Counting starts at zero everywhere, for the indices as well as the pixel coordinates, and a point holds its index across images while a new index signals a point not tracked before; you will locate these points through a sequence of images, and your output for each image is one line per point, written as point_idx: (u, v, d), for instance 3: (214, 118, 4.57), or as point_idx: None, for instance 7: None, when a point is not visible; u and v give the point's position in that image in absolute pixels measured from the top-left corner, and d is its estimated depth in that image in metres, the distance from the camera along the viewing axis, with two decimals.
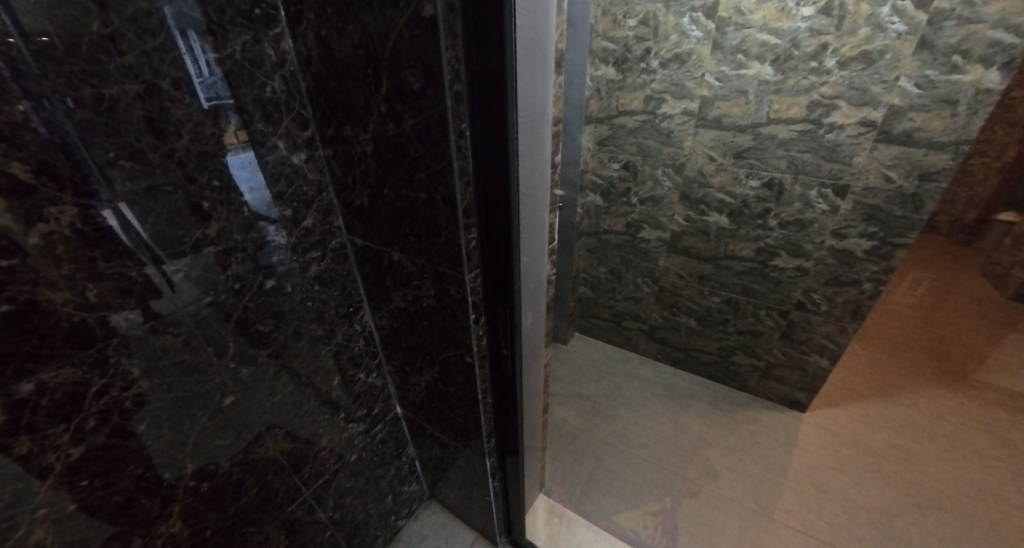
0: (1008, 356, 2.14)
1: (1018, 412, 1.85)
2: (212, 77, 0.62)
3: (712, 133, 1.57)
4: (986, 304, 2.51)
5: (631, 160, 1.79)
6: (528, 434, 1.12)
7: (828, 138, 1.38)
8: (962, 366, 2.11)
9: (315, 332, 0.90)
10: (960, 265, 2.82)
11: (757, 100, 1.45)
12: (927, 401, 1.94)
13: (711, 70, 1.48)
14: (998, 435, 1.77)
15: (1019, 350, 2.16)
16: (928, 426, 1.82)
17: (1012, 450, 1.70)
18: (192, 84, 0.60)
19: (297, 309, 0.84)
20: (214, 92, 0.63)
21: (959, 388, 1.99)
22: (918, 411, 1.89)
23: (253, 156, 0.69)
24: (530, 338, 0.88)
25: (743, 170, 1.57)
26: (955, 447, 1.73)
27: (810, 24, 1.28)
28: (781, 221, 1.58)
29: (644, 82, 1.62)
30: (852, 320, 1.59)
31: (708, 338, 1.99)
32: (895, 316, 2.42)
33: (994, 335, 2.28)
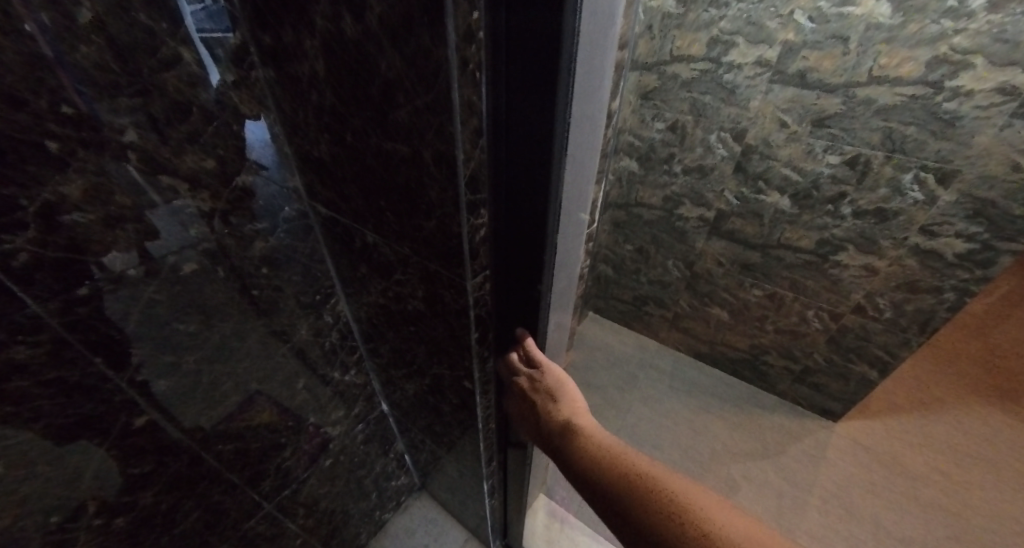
0: None
1: None
2: (214, 7, 0.46)
3: (789, 91, 1.25)
4: None
5: (680, 119, 1.47)
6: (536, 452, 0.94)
7: (946, 107, 1.07)
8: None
9: (268, 326, 0.68)
10: None
11: (859, 51, 1.12)
12: (978, 423, 1.70)
13: (805, 6, 1.13)
14: None
15: None
16: (978, 452, 1.60)
17: None
18: (179, 5, 0.44)
19: (239, 299, 0.62)
20: (211, 24, 0.47)
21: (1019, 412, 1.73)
22: (968, 434, 1.66)
23: (175, 86, 0.47)
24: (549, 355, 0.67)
25: (821, 143, 1.27)
26: (1007, 477, 1.52)
27: None
28: (857, 210, 1.30)
29: (710, 19, 1.27)
30: (921, 334, 1.35)
31: (739, 334, 1.77)
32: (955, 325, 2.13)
33: None
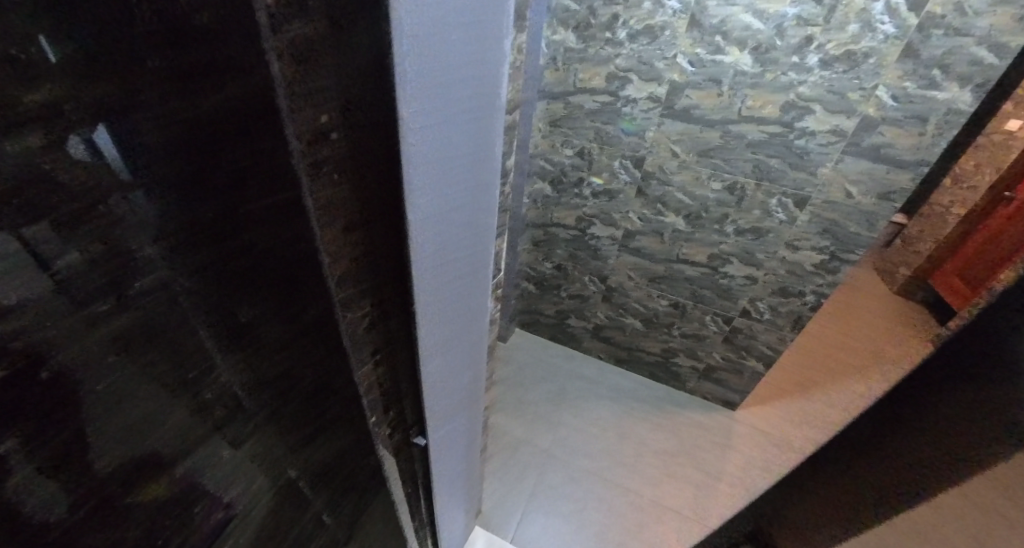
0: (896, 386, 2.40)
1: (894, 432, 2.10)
2: None
3: (679, 125, 1.37)
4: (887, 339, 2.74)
5: (586, 146, 1.53)
6: (448, 497, 0.94)
7: (797, 143, 1.26)
8: (855, 381, 2.37)
9: (97, 365, 0.24)
10: (884, 299, 3.15)
11: (731, 93, 1.27)
12: (828, 413, 2.12)
13: (686, 51, 1.26)
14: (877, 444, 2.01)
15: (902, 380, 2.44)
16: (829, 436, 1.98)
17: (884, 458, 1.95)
18: None
19: (109, 300, 0.23)
20: None
21: (854, 407, 2.21)
22: (823, 423, 2.05)
23: None
24: (457, 401, 0.68)
25: (707, 174, 1.41)
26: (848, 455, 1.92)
27: (799, 12, 1.10)
28: (738, 228, 1.47)
29: (608, 56, 1.35)
30: (792, 330, 1.60)
31: (653, 340, 1.90)
32: (816, 338, 2.67)
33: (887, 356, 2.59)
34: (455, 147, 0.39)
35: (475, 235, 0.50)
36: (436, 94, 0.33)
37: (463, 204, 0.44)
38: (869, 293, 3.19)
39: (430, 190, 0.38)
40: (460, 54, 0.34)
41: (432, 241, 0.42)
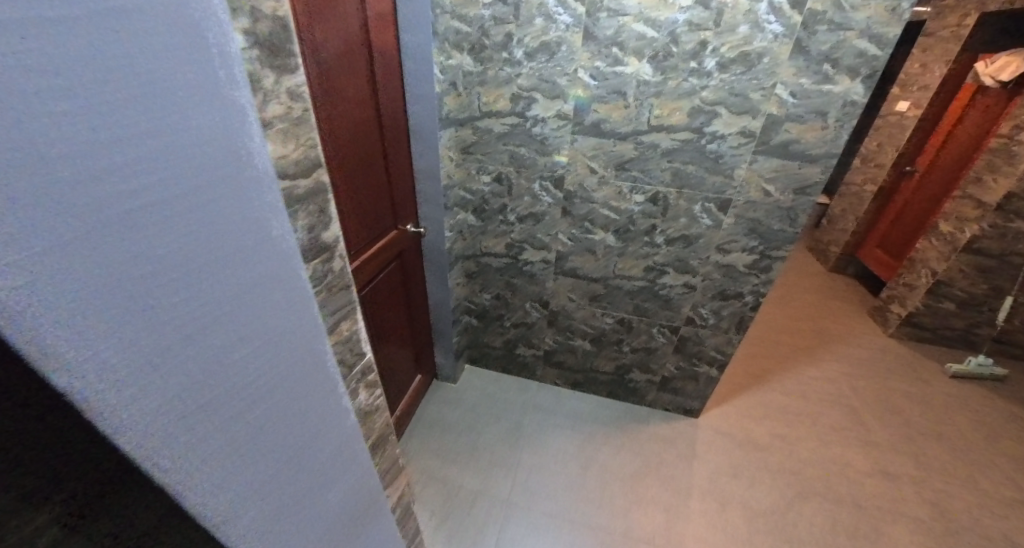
0: (843, 364, 2.47)
1: (848, 412, 2.14)
2: None
3: (591, 140, 1.29)
4: (829, 317, 2.84)
5: (503, 170, 1.43)
6: None
7: (711, 148, 1.22)
8: (806, 364, 2.42)
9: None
10: (821, 276, 3.28)
11: (637, 103, 1.21)
12: (786, 401, 2.12)
13: (586, 65, 1.20)
14: (835, 427, 2.03)
15: (848, 356, 2.52)
16: (790, 427, 1.97)
17: (843, 439, 1.97)
18: None
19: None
20: None
21: (810, 390, 2.24)
22: (783, 413, 2.04)
23: None
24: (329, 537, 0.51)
25: (628, 189, 1.34)
26: (811, 443, 1.92)
27: (689, 17, 1.07)
28: (668, 238, 1.40)
29: (508, 76, 1.28)
30: (737, 331, 1.57)
31: (605, 359, 1.82)
32: (768, 325, 2.70)
33: (831, 335, 2.68)
34: (147, 218, 0.23)
35: (277, 315, 0.33)
36: (82, 213, 0.20)
37: (219, 295, 0.28)
38: (807, 272, 3.32)
39: (101, 309, 0.21)
40: (46, 57, 0.17)
41: (156, 374, 0.25)
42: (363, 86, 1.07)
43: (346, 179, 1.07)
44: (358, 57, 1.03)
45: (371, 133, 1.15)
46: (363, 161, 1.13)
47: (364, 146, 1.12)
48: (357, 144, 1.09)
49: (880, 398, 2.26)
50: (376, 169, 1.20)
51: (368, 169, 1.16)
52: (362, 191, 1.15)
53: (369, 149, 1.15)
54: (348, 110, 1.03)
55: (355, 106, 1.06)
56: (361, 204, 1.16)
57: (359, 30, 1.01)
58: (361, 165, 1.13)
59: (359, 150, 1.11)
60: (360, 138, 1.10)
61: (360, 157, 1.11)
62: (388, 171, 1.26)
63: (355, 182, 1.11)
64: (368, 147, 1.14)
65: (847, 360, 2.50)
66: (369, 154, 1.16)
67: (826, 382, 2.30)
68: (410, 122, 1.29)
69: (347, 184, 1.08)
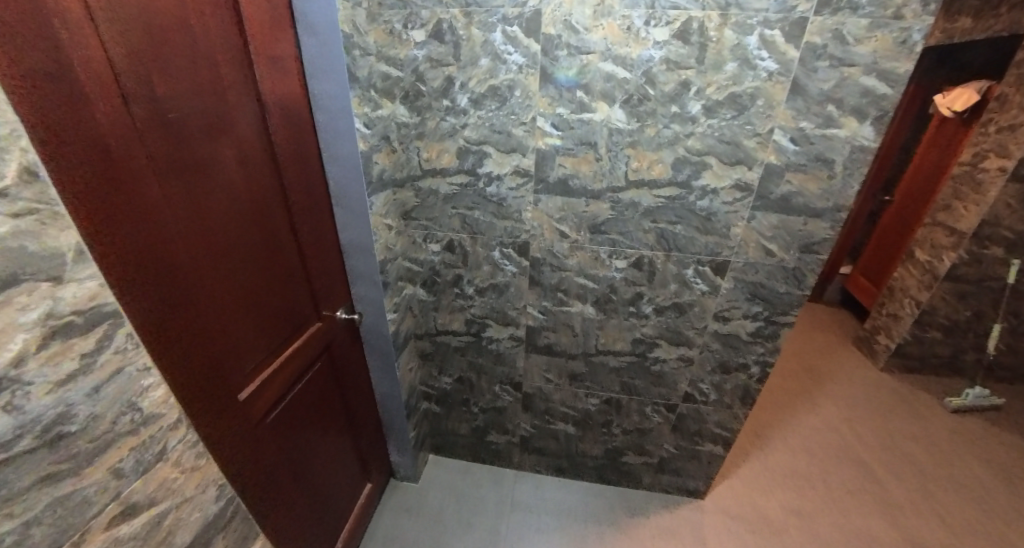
0: (844, 404, 2.28)
1: (859, 465, 1.92)
2: None
3: (557, 200, 1.05)
4: (819, 351, 2.70)
5: (453, 237, 1.16)
6: None
7: (700, 204, 1.01)
8: (805, 410, 2.22)
9: None
10: (806, 306, 3.17)
11: (611, 156, 0.98)
12: (793, 461, 1.90)
13: (547, 113, 0.96)
14: (850, 488, 1.80)
15: (846, 395, 2.35)
16: (804, 496, 1.73)
17: (861, 502, 1.74)
18: None
19: None
20: None
21: (815, 441, 2.03)
22: (792, 477, 1.81)
23: None
24: None
25: (606, 255, 1.10)
26: (828, 514, 1.68)
27: (666, 54, 0.87)
28: (657, 307, 1.17)
29: (452, 128, 1.03)
30: (743, 405, 1.33)
31: (591, 442, 1.54)
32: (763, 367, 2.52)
33: (825, 372, 2.52)
34: None
35: None
36: None
37: None
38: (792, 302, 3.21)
39: None
40: None
41: None
42: (254, 150, 0.80)
43: (234, 273, 0.78)
44: (241, 113, 0.76)
45: (275, 208, 0.87)
46: (262, 243, 0.85)
47: (262, 225, 0.84)
48: (249, 224, 0.81)
49: (888, 443, 2.07)
50: (284, 250, 0.91)
51: (271, 252, 0.88)
52: (263, 282, 0.86)
53: (272, 227, 0.87)
54: (229, 183, 0.75)
55: (242, 176, 0.78)
56: (263, 300, 0.87)
57: (240, 79, 0.75)
58: (259, 249, 0.84)
59: (255, 231, 0.83)
60: (254, 216, 0.82)
61: (256, 240, 0.83)
62: (304, 250, 0.97)
63: (249, 273, 0.82)
64: (270, 225, 0.86)
65: (846, 400, 2.32)
66: (273, 233, 0.87)
67: (830, 432, 2.09)
68: (331, 188, 1.02)
69: (235, 279, 0.79)
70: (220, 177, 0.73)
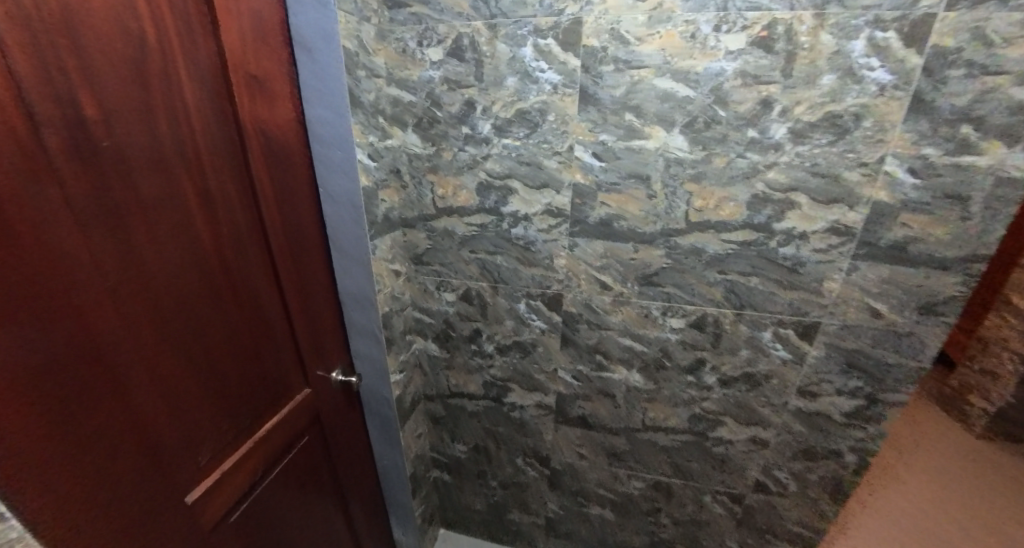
0: (939, 482, 1.89)
1: None
2: None
3: (597, 245, 0.85)
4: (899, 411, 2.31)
5: (470, 287, 0.97)
6: None
7: (783, 252, 0.80)
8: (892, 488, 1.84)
9: None
10: None
11: (667, 193, 0.79)
12: None
13: (586, 140, 0.78)
14: None
15: (940, 470, 1.96)
16: None
17: None
18: None
19: None
20: None
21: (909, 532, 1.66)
22: None
23: None
24: None
25: (658, 312, 0.89)
26: None
27: (741, 65, 0.69)
28: (723, 378, 0.94)
29: (471, 160, 0.86)
30: (833, 502, 1.04)
31: (633, 532, 1.26)
32: None
33: (909, 440, 2.13)
34: None
35: None
36: None
37: None
38: None
39: None
40: None
41: None
42: (225, 186, 0.66)
43: (191, 337, 0.62)
44: (208, 143, 0.62)
45: (252, 254, 0.72)
46: (233, 299, 0.69)
47: (234, 276, 0.69)
48: (216, 275, 0.66)
49: (1004, 537, 1.66)
50: (264, 304, 0.75)
51: (245, 308, 0.72)
52: (233, 346, 0.70)
53: (247, 278, 0.72)
54: (189, 227, 0.61)
55: (205, 219, 0.63)
56: (231, 368, 0.70)
57: (211, 104, 0.62)
58: (229, 305, 0.69)
59: (224, 284, 0.67)
60: (222, 266, 0.67)
61: (225, 294, 0.68)
62: (292, 303, 0.81)
63: (213, 336, 0.66)
64: (245, 276, 0.71)
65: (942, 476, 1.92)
66: (248, 285, 0.72)
67: (926, 520, 1.71)
68: (328, 230, 0.87)
69: (192, 345, 0.63)
70: (176, 222, 0.59)
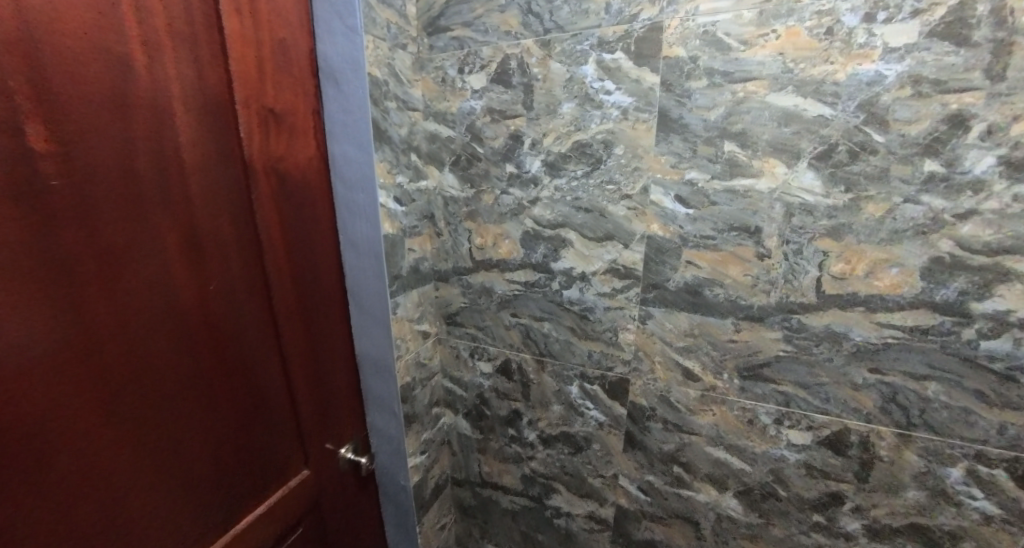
0: None
1: None
2: None
3: (679, 318, 0.62)
4: None
5: (511, 357, 0.78)
6: None
7: (986, 348, 0.51)
8: None
9: None
10: None
11: (787, 253, 0.55)
12: None
13: (666, 179, 0.58)
14: None
15: None
16: None
17: None
18: None
19: None
20: None
21: None
22: None
23: None
24: None
25: (770, 420, 0.63)
26: None
27: (909, 67, 0.46)
28: (873, 526, 0.62)
29: (515, 205, 0.70)
30: None
31: None
32: None
33: None
34: None
35: None
36: None
37: None
38: None
39: None
40: None
41: None
42: (221, 238, 0.53)
43: (153, 434, 0.48)
44: (202, 187, 0.50)
45: (250, 321, 0.58)
46: (219, 379, 0.55)
47: (225, 349, 0.55)
48: (198, 350, 0.52)
49: None
50: (261, 381, 0.61)
51: (235, 389, 0.57)
52: (213, 439, 0.55)
53: (241, 350, 0.57)
54: (165, 291, 0.48)
55: (191, 278, 0.50)
56: (206, 469, 0.54)
57: (210, 140, 0.51)
58: (214, 387, 0.54)
59: (210, 360, 0.53)
60: (208, 337, 0.53)
61: (209, 373, 0.53)
62: (297, 377, 0.66)
63: (186, 429, 0.51)
64: (238, 348, 0.57)
65: None
66: (242, 359, 0.57)
67: None
68: (350, 289, 0.72)
69: (152, 445, 0.48)
70: (148, 285, 0.46)
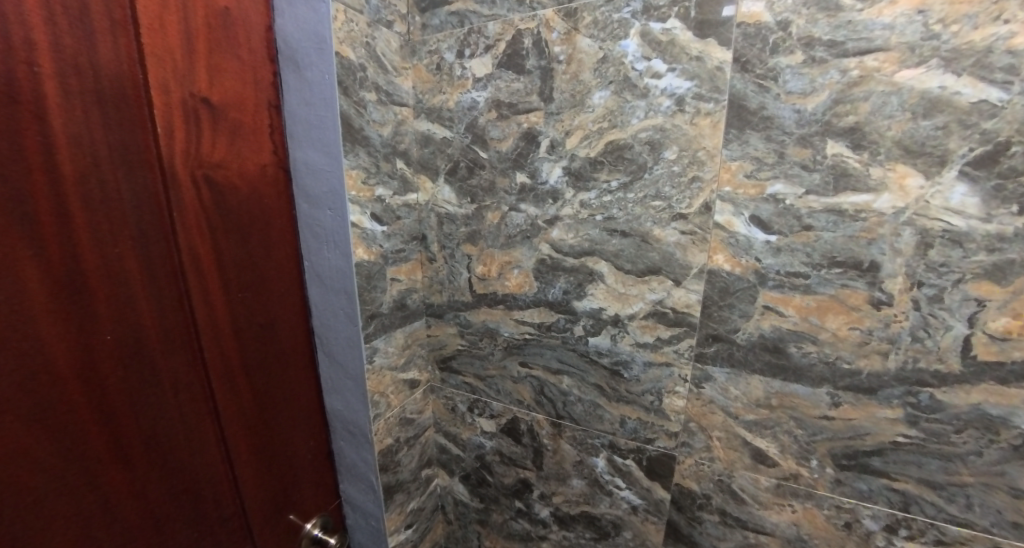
0: None
1: None
2: None
3: (753, 383, 0.46)
4: None
5: (520, 416, 0.62)
6: None
7: None
8: None
9: None
10: None
11: (918, 300, 0.38)
12: None
13: (739, 194, 0.42)
14: None
15: None
16: None
17: None
18: None
19: None
20: None
21: None
22: None
23: None
24: None
25: (877, 526, 0.44)
26: None
27: None
28: None
29: (528, 225, 0.54)
30: None
31: None
32: None
33: None
34: None
35: None
36: None
37: None
38: None
39: None
40: None
41: None
42: (119, 273, 0.38)
43: None
44: (88, 205, 0.35)
45: (168, 384, 0.42)
46: (117, 474, 0.38)
47: (125, 431, 0.39)
48: (81, 440, 0.36)
49: None
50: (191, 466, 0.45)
51: (145, 484, 0.41)
52: None
53: (154, 428, 0.41)
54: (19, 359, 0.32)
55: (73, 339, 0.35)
56: None
57: (101, 140, 0.36)
58: (107, 488, 0.38)
59: (99, 451, 0.37)
60: (97, 418, 0.37)
61: (97, 470, 0.37)
62: (239, 451, 0.50)
63: None
64: (148, 426, 0.41)
65: None
66: (155, 441, 0.41)
67: None
68: (318, 331, 0.57)
69: None
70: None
